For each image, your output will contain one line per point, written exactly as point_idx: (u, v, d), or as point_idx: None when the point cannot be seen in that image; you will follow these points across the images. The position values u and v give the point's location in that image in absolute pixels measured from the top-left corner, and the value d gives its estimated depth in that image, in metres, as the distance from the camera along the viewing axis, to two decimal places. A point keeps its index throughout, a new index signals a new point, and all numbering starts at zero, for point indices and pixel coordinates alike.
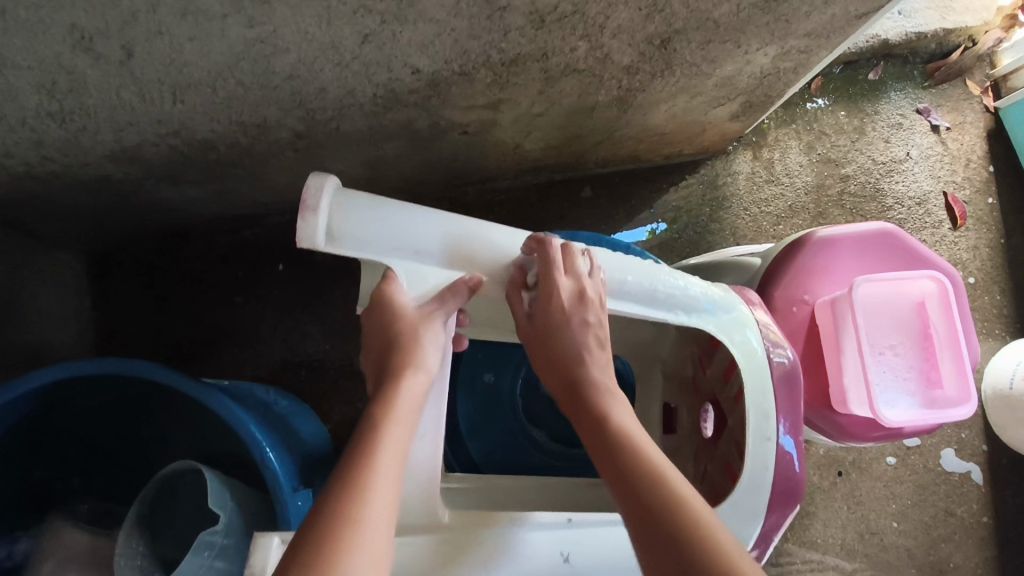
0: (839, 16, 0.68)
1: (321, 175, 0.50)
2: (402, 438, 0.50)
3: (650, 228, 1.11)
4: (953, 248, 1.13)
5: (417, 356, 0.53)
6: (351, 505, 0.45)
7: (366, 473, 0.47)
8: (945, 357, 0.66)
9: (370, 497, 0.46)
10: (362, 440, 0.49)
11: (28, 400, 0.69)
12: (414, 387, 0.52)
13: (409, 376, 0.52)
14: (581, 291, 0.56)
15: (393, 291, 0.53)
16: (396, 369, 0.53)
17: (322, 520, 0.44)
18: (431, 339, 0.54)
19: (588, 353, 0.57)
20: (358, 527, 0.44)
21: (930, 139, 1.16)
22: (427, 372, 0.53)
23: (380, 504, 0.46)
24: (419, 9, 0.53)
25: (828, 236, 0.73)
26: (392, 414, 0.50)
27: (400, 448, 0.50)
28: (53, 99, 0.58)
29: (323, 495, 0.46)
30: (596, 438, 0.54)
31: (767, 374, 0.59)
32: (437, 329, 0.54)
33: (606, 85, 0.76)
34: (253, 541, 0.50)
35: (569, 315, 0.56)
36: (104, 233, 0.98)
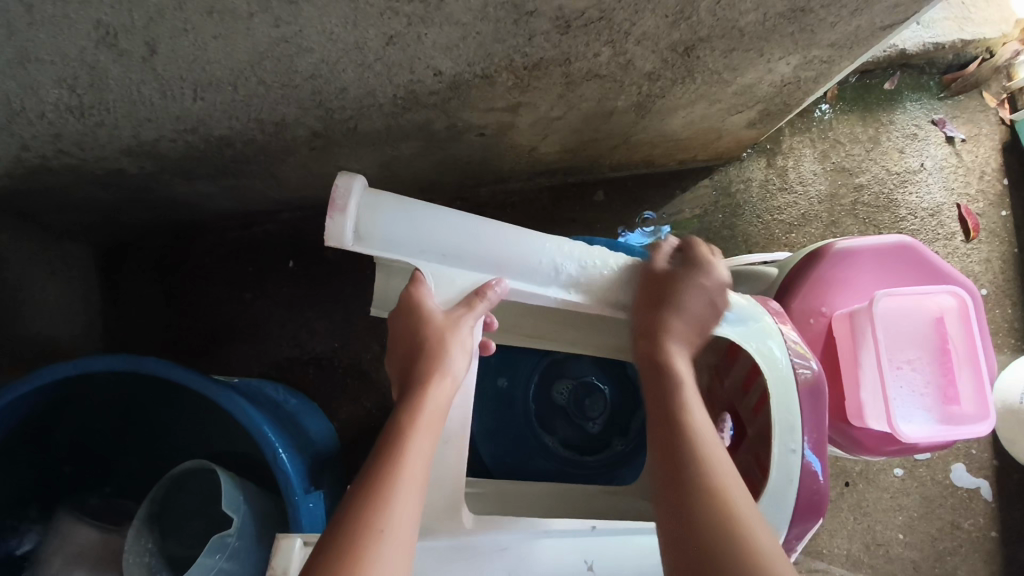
0: (864, 27, 0.68)
1: (349, 176, 0.50)
2: (428, 445, 0.50)
3: (655, 231, 1.11)
4: (965, 261, 1.12)
5: (445, 362, 0.53)
6: (375, 512, 0.45)
7: (393, 482, 0.47)
8: (963, 373, 0.66)
9: (395, 506, 0.46)
10: (388, 447, 0.49)
11: (36, 397, 0.68)
12: (442, 393, 0.52)
13: (436, 382, 0.52)
14: (720, 285, 0.60)
15: (420, 293, 0.54)
16: (424, 374, 0.52)
17: (347, 530, 0.44)
18: (459, 345, 0.53)
19: (682, 329, 0.60)
20: (381, 539, 0.44)
21: (945, 150, 1.16)
22: (454, 378, 0.53)
23: (406, 515, 0.46)
24: (446, 12, 0.53)
25: (848, 248, 0.72)
26: (419, 420, 0.50)
27: (426, 457, 0.49)
28: (74, 95, 0.57)
29: (348, 501, 0.47)
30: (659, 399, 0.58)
31: (793, 387, 0.58)
32: (465, 333, 0.54)
33: (627, 90, 0.75)
34: (276, 543, 0.52)
35: (701, 292, 0.60)
36: (115, 226, 0.97)
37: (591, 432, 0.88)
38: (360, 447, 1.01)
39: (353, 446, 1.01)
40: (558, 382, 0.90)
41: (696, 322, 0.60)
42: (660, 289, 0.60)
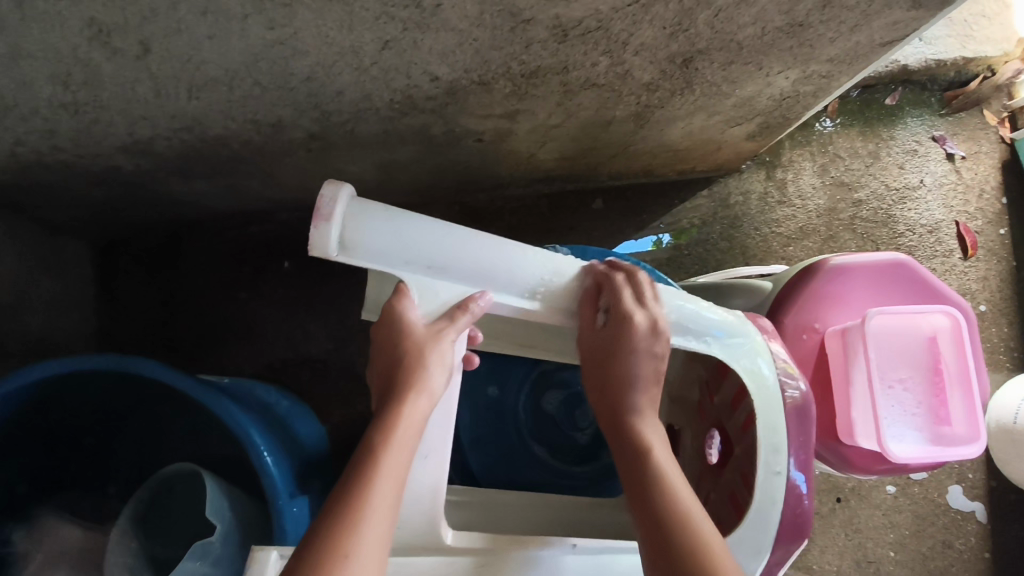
0: (863, 43, 0.68)
1: (336, 183, 0.49)
2: (401, 462, 0.49)
3: (655, 239, 1.11)
4: (963, 278, 1.12)
5: (426, 376, 0.52)
6: (343, 536, 0.45)
7: (361, 503, 0.46)
8: (955, 394, 0.65)
9: (362, 530, 0.45)
10: (360, 463, 0.49)
11: (20, 398, 0.67)
12: (418, 409, 0.51)
13: (414, 397, 0.52)
14: (655, 328, 0.57)
15: (402, 306, 0.53)
16: (403, 388, 0.52)
17: (315, 551, 0.44)
18: (439, 358, 0.53)
19: (640, 382, 0.59)
20: (347, 563, 0.44)
21: (945, 167, 1.15)
22: (433, 393, 0.53)
23: (375, 539, 0.46)
24: (442, 18, 0.53)
25: (842, 265, 0.72)
26: (392, 437, 0.50)
27: (399, 475, 0.49)
28: (67, 91, 0.57)
29: (318, 521, 0.46)
30: (629, 463, 0.56)
31: (780, 407, 0.58)
32: (446, 345, 0.53)
33: (625, 100, 0.75)
34: (251, 555, 0.51)
35: (635, 345, 0.57)
36: (111, 222, 0.97)
37: (581, 443, 0.87)
38: (351, 450, 1.01)
39: (344, 450, 1.01)
40: (549, 393, 0.89)
41: (649, 374, 0.59)
42: (606, 347, 0.59)
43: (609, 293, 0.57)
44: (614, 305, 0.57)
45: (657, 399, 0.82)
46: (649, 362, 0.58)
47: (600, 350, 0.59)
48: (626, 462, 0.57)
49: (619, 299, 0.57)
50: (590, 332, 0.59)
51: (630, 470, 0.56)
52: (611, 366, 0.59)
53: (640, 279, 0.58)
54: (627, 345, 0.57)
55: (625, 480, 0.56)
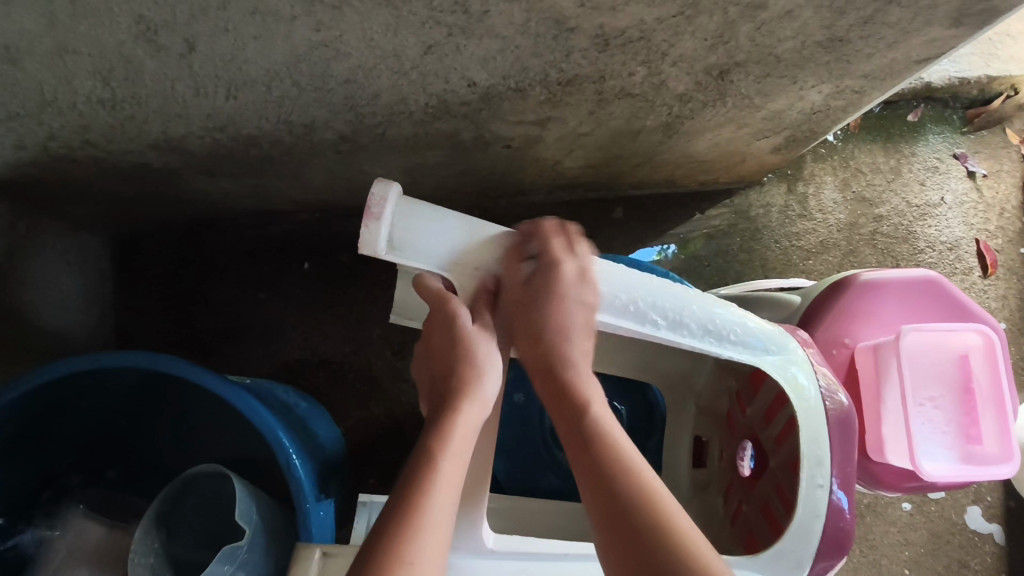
0: (899, 60, 0.67)
1: (386, 184, 0.51)
2: (456, 469, 0.51)
3: (656, 251, 1.10)
4: (982, 297, 1.11)
5: (479, 387, 0.56)
6: (406, 541, 0.45)
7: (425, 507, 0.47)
8: (987, 413, 0.65)
9: (423, 536, 0.46)
10: (416, 472, 0.50)
11: (44, 394, 0.67)
12: (470, 418, 0.54)
13: (467, 406, 0.54)
14: (583, 276, 0.57)
15: (454, 309, 0.55)
16: (457, 397, 0.55)
17: (377, 556, 0.44)
18: (489, 358, 0.57)
19: (572, 332, 0.58)
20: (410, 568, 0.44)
21: (966, 185, 1.15)
22: (485, 403, 0.56)
23: (434, 545, 0.46)
24: (488, 24, 0.53)
25: (872, 281, 0.72)
26: (448, 445, 0.51)
27: (454, 481, 0.50)
28: (107, 87, 0.57)
29: (378, 528, 0.47)
30: (572, 419, 0.56)
31: (822, 419, 0.57)
32: (492, 347, 0.58)
33: (656, 110, 0.75)
34: (296, 554, 0.57)
35: (567, 292, 0.57)
36: (133, 218, 0.97)
37: None
38: (367, 453, 1.00)
39: (359, 453, 1.00)
40: None
41: (584, 326, 0.58)
42: (529, 301, 0.58)
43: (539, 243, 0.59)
44: (545, 250, 0.58)
45: (682, 410, 0.82)
46: (586, 311, 0.57)
47: (525, 302, 0.58)
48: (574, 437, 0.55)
49: (551, 247, 0.58)
50: (517, 284, 0.57)
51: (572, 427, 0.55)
52: (534, 320, 0.58)
53: (580, 240, 0.61)
54: (549, 297, 0.57)
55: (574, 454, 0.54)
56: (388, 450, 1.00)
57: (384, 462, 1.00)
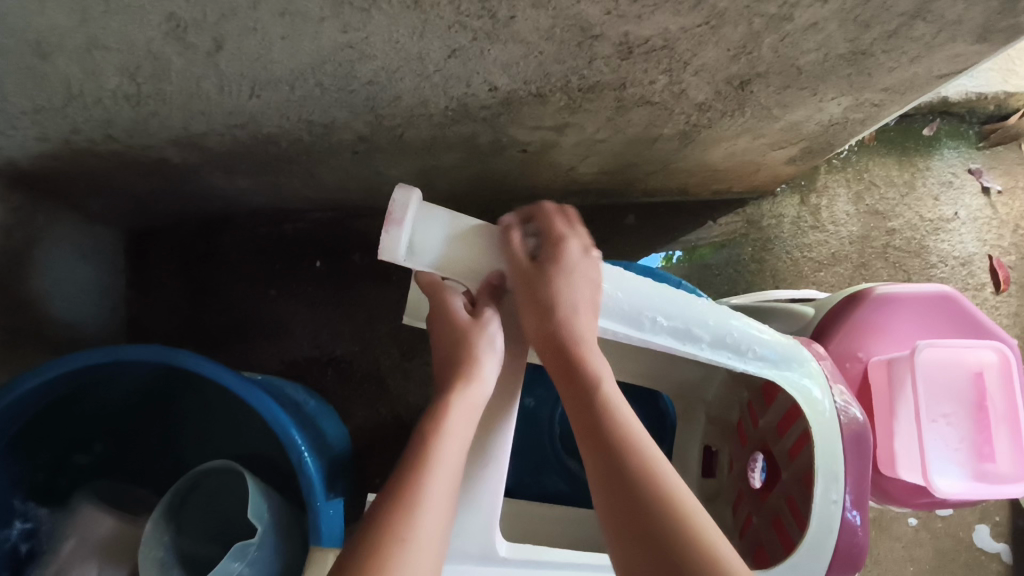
0: (921, 74, 0.68)
1: (407, 190, 0.52)
2: (456, 449, 0.53)
3: (665, 254, 1.11)
4: (993, 313, 1.11)
5: (476, 366, 0.57)
6: (401, 510, 0.48)
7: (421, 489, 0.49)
8: (1001, 431, 0.65)
9: (420, 509, 0.48)
10: (414, 451, 0.52)
11: (58, 386, 0.68)
12: (467, 398, 0.55)
13: (461, 387, 0.56)
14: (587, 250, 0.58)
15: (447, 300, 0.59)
16: (452, 380, 0.56)
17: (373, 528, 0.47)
18: (487, 342, 0.58)
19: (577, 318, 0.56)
20: (406, 543, 0.46)
21: (980, 201, 1.15)
22: (483, 381, 0.57)
23: (429, 520, 0.48)
24: (513, 29, 0.53)
25: (887, 295, 0.72)
26: (444, 425, 0.53)
27: (453, 461, 0.52)
28: (133, 83, 0.58)
29: (377, 501, 0.50)
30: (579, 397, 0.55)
31: (838, 434, 0.57)
32: (492, 331, 0.58)
33: (675, 119, 0.75)
34: None
35: (571, 268, 0.56)
36: (148, 213, 0.97)
37: None
38: (373, 453, 1.00)
39: (365, 452, 1.00)
40: None
41: (589, 301, 0.56)
42: (535, 273, 0.56)
43: (541, 226, 0.60)
44: (545, 228, 0.59)
45: (692, 419, 0.81)
46: (593, 286, 0.57)
47: (530, 280, 0.56)
48: (583, 413, 0.54)
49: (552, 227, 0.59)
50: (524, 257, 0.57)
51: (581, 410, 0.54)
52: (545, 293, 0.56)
53: (564, 215, 0.61)
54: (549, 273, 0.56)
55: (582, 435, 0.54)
56: (394, 451, 1.00)
57: (390, 463, 1.00)
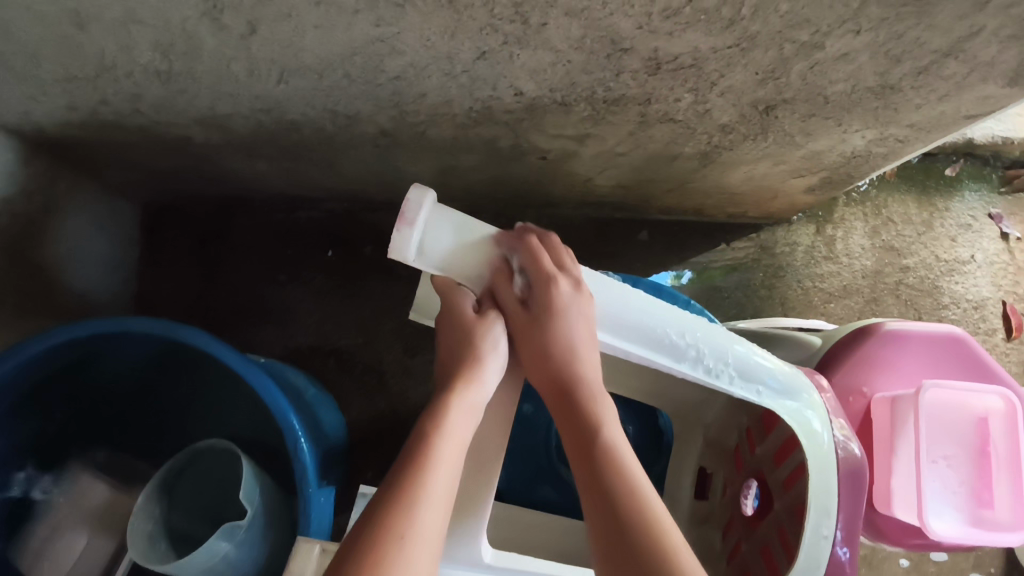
0: (947, 113, 0.67)
1: (422, 190, 0.53)
2: (454, 451, 0.53)
3: (675, 274, 1.11)
4: (1003, 360, 1.10)
5: (478, 370, 0.58)
6: (400, 514, 0.48)
7: (420, 485, 0.50)
8: (1001, 478, 0.64)
9: (417, 510, 0.49)
10: (414, 452, 0.53)
11: (62, 353, 0.68)
12: (467, 400, 0.56)
13: (462, 389, 0.57)
14: (578, 287, 0.57)
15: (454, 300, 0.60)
16: (454, 381, 0.57)
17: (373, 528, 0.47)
18: (492, 340, 0.59)
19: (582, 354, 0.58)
20: (403, 543, 0.47)
21: (998, 246, 1.14)
22: (484, 385, 0.58)
23: (427, 523, 0.49)
24: (544, 36, 0.53)
25: (898, 330, 0.71)
26: (444, 425, 0.54)
27: (451, 463, 0.53)
28: (165, 59, 0.58)
29: (375, 502, 0.50)
30: (578, 435, 0.57)
31: (833, 469, 0.57)
32: (498, 332, 0.59)
33: (697, 138, 0.75)
34: (295, 549, 0.56)
35: (565, 309, 0.57)
36: (167, 189, 0.98)
37: None
38: (367, 447, 1.00)
39: (360, 445, 1.00)
40: None
41: (588, 341, 0.57)
42: (531, 320, 0.58)
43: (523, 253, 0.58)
44: (532, 266, 0.58)
45: (689, 439, 0.81)
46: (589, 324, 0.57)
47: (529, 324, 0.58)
48: (577, 445, 0.56)
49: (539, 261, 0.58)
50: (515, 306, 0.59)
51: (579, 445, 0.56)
52: (540, 338, 0.58)
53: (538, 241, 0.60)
54: (548, 313, 0.57)
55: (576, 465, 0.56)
56: (389, 446, 1.00)
57: (384, 457, 1.00)
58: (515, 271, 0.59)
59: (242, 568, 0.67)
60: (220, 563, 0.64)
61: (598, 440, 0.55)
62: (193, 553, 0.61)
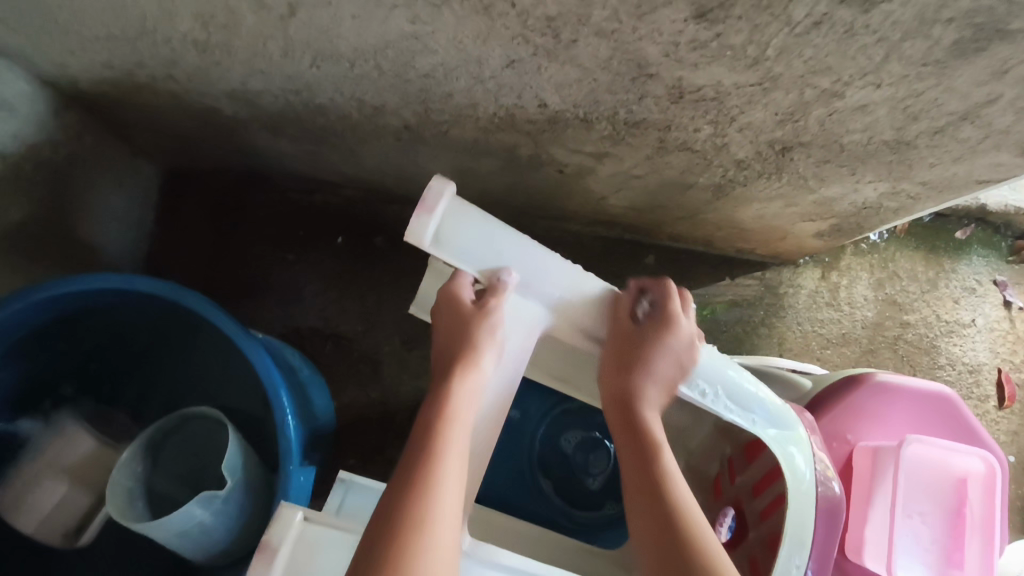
0: (961, 175, 0.68)
1: (444, 180, 0.54)
2: (461, 436, 0.55)
3: None
4: (992, 427, 1.10)
5: (477, 355, 0.59)
6: (415, 504, 0.49)
7: (433, 473, 0.51)
8: (972, 541, 0.65)
9: (434, 496, 0.50)
10: (422, 441, 0.54)
11: (64, 302, 0.70)
12: (468, 385, 0.58)
13: (462, 373, 0.58)
14: (693, 337, 0.61)
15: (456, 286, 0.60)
16: (454, 368, 0.58)
17: (385, 523, 0.48)
18: (493, 325, 0.59)
19: (658, 379, 0.60)
20: (423, 528, 0.48)
21: (1000, 313, 1.15)
22: (483, 372, 0.59)
23: (444, 510, 0.50)
24: (573, 52, 0.54)
25: (888, 383, 0.72)
26: (450, 411, 0.56)
27: (460, 451, 0.54)
28: (204, 31, 0.60)
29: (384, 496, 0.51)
30: (640, 455, 0.59)
31: (812, 503, 0.57)
32: (497, 319, 0.59)
33: (712, 170, 0.76)
34: (278, 512, 0.56)
35: (670, 345, 0.60)
36: (190, 156, 1.00)
37: (589, 489, 0.87)
38: (353, 433, 1.01)
39: (346, 430, 1.01)
40: (570, 429, 0.89)
41: (669, 380, 0.60)
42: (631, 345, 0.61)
43: (658, 293, 0.63)
44: (661, 306, 0.62)
45: None
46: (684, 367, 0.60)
47: (630, 341, 0.61)
48: (639, 463, 0.58)
49: (668, 300, 0.62)
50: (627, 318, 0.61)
51: (638, 471, 0.58)
52: (639, 357, 0.60)
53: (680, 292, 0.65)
54: (657, 341, 0.60)
55: (634, 479, 0.58)
56: (374, 435, 1.01)
57: (367, 446, 1.01)
58: (641, 301, 0.63)
59: (216, 535, 0.68)
60: (195, 528, 0.65)
61: (660, 460, 0.58)
62: (169, 514, 0.62)
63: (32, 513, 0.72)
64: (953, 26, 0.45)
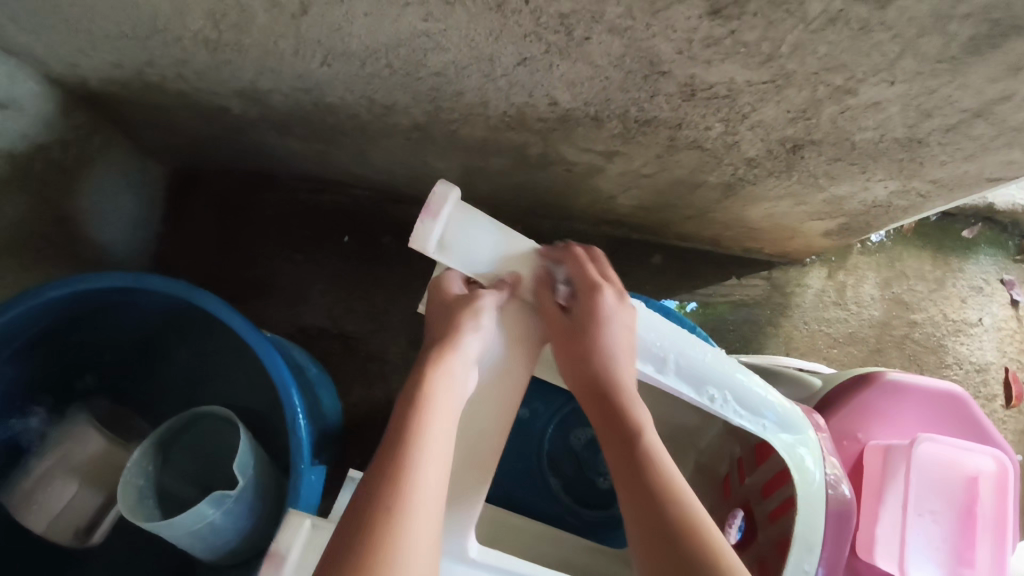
0: (972, 173, 0.68)
1: (448, 185, 0.57)
2: (440, 419, 0.54)
3: (683, 302, 1.11)
4: (1000, 426, 1.10)
5: (455, 339, 0.59)
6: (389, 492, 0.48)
7: (410, 459, 0.50)
8: (984, 540, 0.65)
9: (408, 480, 0.49)
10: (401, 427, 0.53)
11: (75, 301, 0.70)
12: (448, 370, 0.57)
13: (441, 358, 0.58)
14: (621, 298, 0.62)
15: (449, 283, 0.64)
16: (434, 355, 0.58)
17: (361, 512, 0.47)
18: (474, 312, 0.60)
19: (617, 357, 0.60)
20: (393, 515, 0.47)
21: (1007, 312, 1.15)
22: (463, 355, 0.59)
23: (420, 494, 0.49)
24: (585, 50, 0.54)
25: (901, 382, 0.72)
26: (428, 395, 0.55)
27: (442, 437, 0.54)
28: (215, 29, 0.60)
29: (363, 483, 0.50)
30: (618, 437, 0.57)
31: (822, 506, 0.57)
32: (478, 308, 0.60)
33: (722, 168, 0.76)
34: (285, 518, 0.57)
35: (608, 315, 0.61)
36: (197, 156, 1.00)
37: (598, 488, 0.87)
38: (360, 433, 1.01)
39: (352, 430, 1.01)
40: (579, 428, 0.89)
41: (626, 349, 0.60)
42: (573, 329, 0.62)
43: (568, 267, 0.65)
44: (578, 276, 0.64)
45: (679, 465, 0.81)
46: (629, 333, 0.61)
47: (571, 330, 0.62)
48: (619, 449, 0.57)
49: (584, 272, 0.64)
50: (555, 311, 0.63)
51: (618, 459, 0.56)
52: (587, 341, 0.60)
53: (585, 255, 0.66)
54: (590, 312, 0.61)
55: (614, 466, 0.56)
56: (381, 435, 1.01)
57: (374, 446, 1.01)
58: (561, 284, 0.65)
59: (224, 536, 0.68)
60: (203, 529, 0.65)
61: (641, 441, 0.56)
62: (180, 514, 0.62)
63: (45, 512, 0.73)
64: (969, 21, 0.44)
